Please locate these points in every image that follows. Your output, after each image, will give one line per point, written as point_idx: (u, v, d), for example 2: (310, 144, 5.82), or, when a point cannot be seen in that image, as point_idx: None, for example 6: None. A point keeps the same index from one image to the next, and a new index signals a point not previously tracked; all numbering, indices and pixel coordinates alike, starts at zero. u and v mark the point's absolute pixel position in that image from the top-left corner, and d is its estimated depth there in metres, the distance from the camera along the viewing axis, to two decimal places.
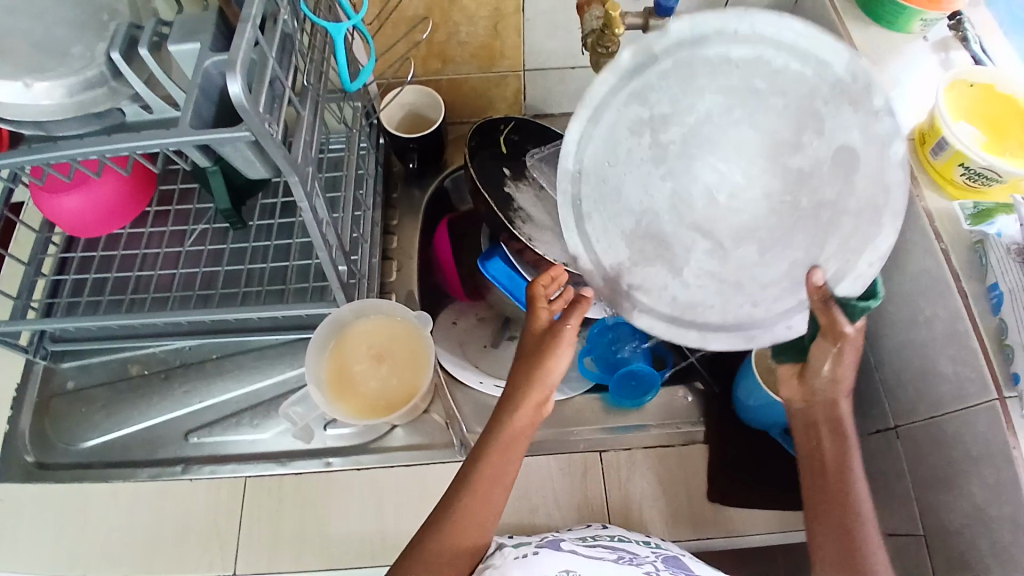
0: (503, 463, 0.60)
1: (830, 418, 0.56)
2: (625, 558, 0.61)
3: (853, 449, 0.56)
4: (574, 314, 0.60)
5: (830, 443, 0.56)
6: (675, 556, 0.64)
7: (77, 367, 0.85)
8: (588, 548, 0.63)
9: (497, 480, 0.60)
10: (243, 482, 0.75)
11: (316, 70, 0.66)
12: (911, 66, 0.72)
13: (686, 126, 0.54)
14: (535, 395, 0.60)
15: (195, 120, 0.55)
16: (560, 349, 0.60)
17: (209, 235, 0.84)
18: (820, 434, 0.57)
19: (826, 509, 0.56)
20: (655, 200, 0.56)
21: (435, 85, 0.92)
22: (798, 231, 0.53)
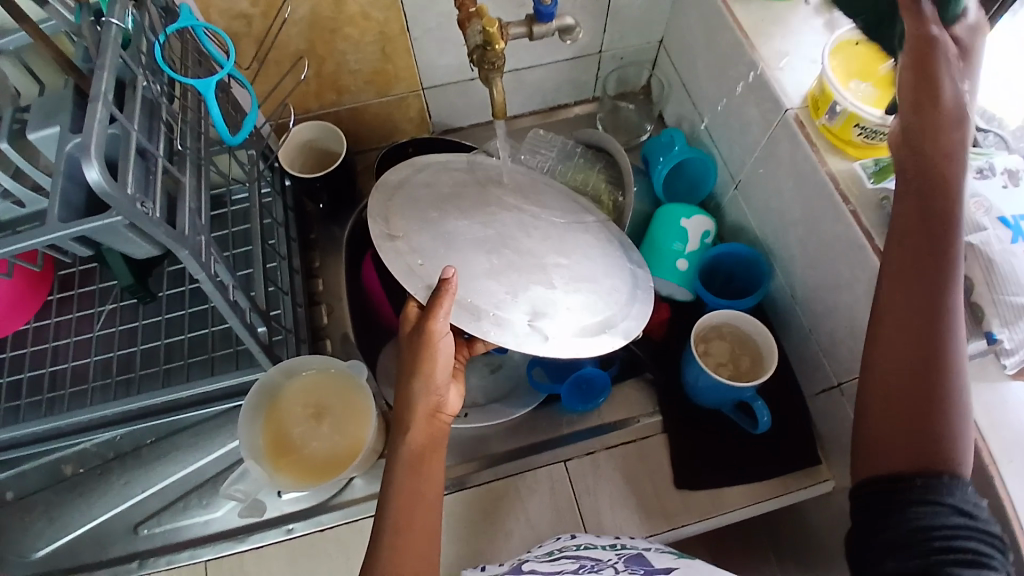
0: (425, 450, 0.58)
1: (923, 189, 0.50)
2: (586, 566, 0.59)
3: (955, 244, 0.50)
4: (443, 303, 0.54)
5: (930, 227, 0.50)
6: (638, 554, 0.62)
7: (11, 476, 0.79)
8: (551, 565, 0.61)
9: (417, 473, 0.57)
10: (203, 567, 0.73)
11: (194, 129, 0.63)
12: (795, 33, 0.73)
13: (467, 191, 0.68)
14: (424, 403, 0.58)
15: (65, 210, 0.51)
16: (442, 346, 0.57)
17: (119, 314, 0.80)
18: (921, 224, 0.50)
19: (896, 281, 0.50)
20: (499, 237, 0.63)
21: (335, 117, 0.89)
22: (597, 251, 0.67)
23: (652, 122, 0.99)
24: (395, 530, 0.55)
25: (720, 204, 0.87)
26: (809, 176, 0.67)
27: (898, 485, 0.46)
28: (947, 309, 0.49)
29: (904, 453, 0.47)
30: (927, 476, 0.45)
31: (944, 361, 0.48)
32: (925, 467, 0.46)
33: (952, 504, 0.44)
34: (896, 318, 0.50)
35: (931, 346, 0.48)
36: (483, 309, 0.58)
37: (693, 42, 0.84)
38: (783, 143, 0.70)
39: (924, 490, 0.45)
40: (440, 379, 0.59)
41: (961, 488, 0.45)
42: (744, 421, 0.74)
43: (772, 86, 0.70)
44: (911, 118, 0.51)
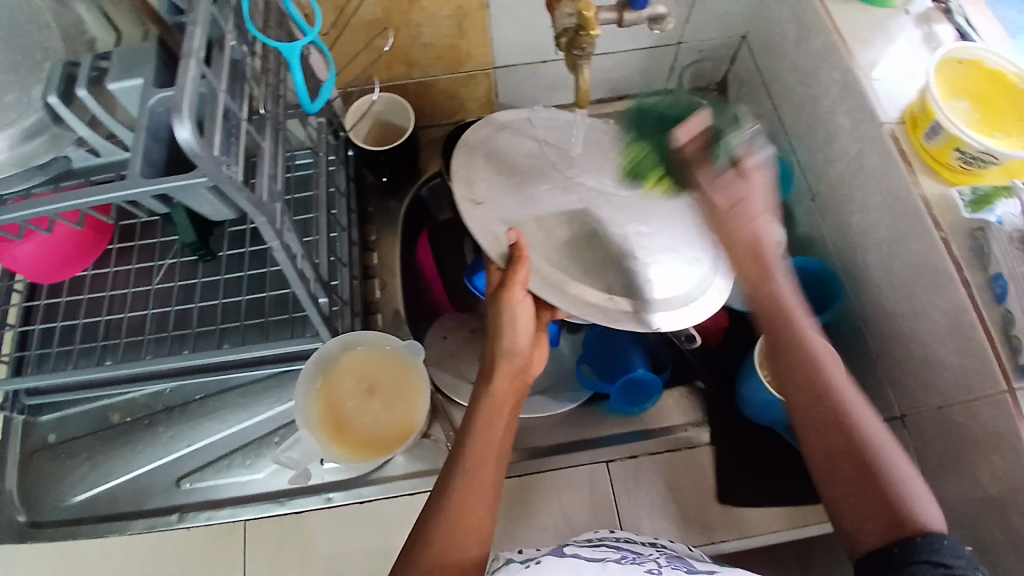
0: (498, 411, 0.59)
1: (773, 303, 0.58)
2: (628, 557, 0.58)
3: (822, 344, 0.58)
4: (519, 269, 0.62)
5: (784, 323, 0.58)
6: (680, 557, 0.60)
7: (57, 418, 0.81)
8: (592, 551, 0.58)
9: (493, 427, 0.58)
10: (242, 526, 0.73)
11: (273, 94, 0.61)
12: (894, 43, 0.68)
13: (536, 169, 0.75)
14: (505, 362, 0.61)
15: (146, 167, 0.51)
16: (521, 307, 0.62)
17: (177, 270, 0.80)
18: (795, 336, 0.57)
19: (804, 393, 0.56)
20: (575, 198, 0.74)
21: (401, 89, 0.87)
22: (672, 221, 0.72)
23: None
24: (464, 481, 0.55)
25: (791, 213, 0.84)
26: (898, 196, 0.64)
27: (885, 556, 0.48)
28: (851, 406, 0.55)
29: (875, 535, 0.50)
30: (903, 543, 0.48)
31: (873, 447, 0.53)
32: (899, 535, 0.49)
33: (934, 562, 0.46)
34: (817, 417, 0.55)
35: (858, 438, 0.53)
36: (566, 281, 0.68)
37: (782, 41, 0.80)
38: (873, 158, 0.67)
39: (905, 557, 0.47)
40: (524, 340, 0.62)
41: (944, 538, 0.47)
42: None
43: (869, 97, 0.66)
44: (741, 239, 0.60)
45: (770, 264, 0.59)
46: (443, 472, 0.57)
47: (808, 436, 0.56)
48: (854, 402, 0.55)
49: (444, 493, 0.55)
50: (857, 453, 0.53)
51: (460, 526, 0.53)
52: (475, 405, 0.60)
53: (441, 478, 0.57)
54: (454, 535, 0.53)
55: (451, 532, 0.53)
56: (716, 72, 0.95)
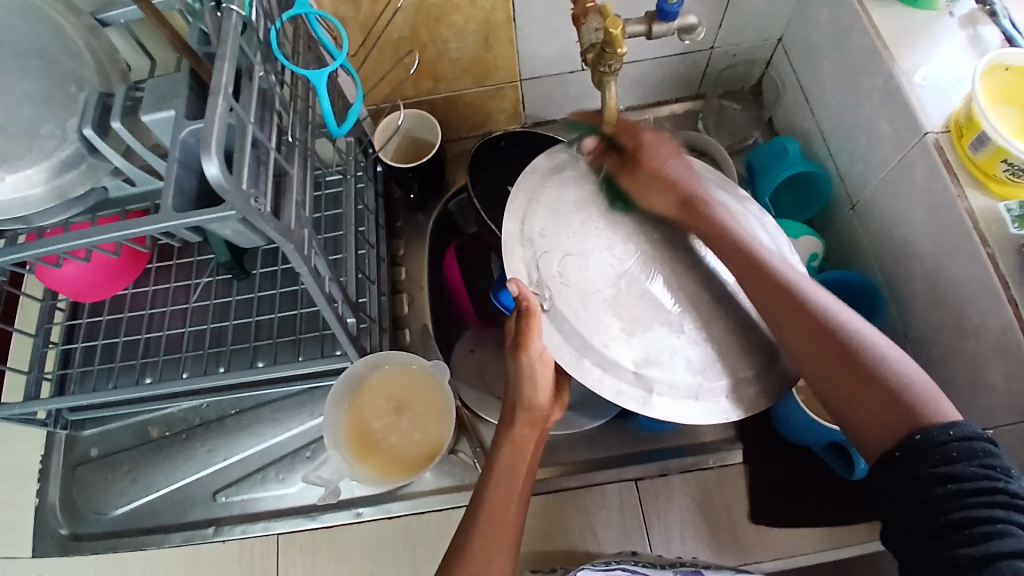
0: (521, 454, 0.61)
1: (688, 211, 0.58)
2: None
3: (743, 232, 0.58)
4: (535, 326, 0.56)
5: (717, 231, 0.57)
6: (696, 571, 0.61)
7: (99, 432, 0.84)
8: (609, 574, 0.59)
9: (516, 469, 0.60)
10: (276, 540, 0.75)
11: (301, 120, 0.62)
12: (939, 43, 0.65)
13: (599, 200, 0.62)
14: (531, 410, 0.62)
15: (178, 198, 0.52)
16: (541, 363, 0.59)
17: (214, 288, 0.82)
18: (732, 240, 0.56)
19: (755, 286, 0.54)
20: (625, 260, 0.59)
21: (428, 104, 0.87)
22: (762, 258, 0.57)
23: (759, 128, 0.93)
24: (487, 526, 0.57)
25: (830, 223, 0.82)
26: (943, 209, 0.61)
27: (895, 463, 0.45)
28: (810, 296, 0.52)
29: (886, 428, 0.46)
30: (907, 443, 0.45)
31: (844, 333, 0.50)
32: (912, 421, 0.45)
33: (942, 475, 0.43)
34: (784, 309, 0.52)
35: (825, 322, 0.51)
36: (591, 345, 0.56)
37: (821, 45, 0.77)
38: (918, 168, 0.64)
39: (914, 466, 0.44)
40: (540, 394, 0.61)
41: (949, 428, 0.44)
42: (838, 463, 0.69)
43: (912, 104, 0.64)
44: (660, 191, 0.59)
45: (688, 190, 0.59)
46: (469, 515, 0.59)
47: (778, 333, 0.53)
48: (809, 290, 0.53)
49: (470, 532, 0.57)
50: (830, 342, 0.50)
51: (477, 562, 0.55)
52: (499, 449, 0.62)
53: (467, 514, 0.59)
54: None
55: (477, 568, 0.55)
56: (750, 76, 0.93)
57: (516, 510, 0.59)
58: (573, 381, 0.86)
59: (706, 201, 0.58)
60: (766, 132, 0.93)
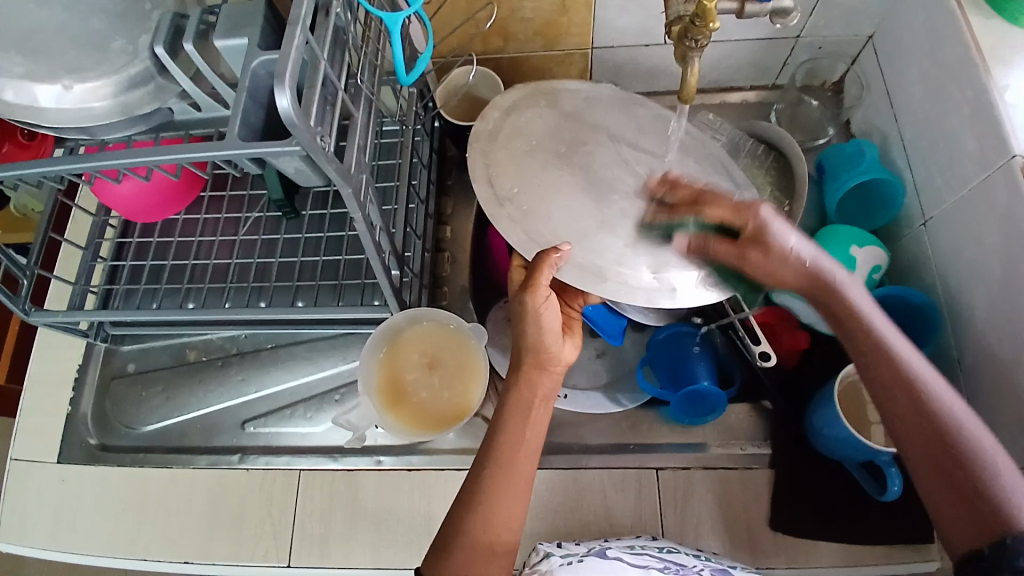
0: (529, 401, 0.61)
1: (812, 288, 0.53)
2: (672, 567, 0.57)
3: (868, 303, 0.52)
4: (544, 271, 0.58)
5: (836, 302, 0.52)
6: (723, 568, 0.58)
7: (137, 349, 0.87)
8: (635, 555, 0.58)
9: (522, 414, 0.61)
10: (297, 475, 0.77)
11: (370, 63, 0.61)
12: None
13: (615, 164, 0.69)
14: (539, 354, 0.62)
15: (244, 129, 0.52)
16: (544, 307, 0.60)
17: (262, 224, 0.83)
18: (856, 317, 0.51)
19: (875, 369, 0.50)
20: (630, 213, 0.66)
21: (494, 63, 0.85)
22: None
23: (835, 126, 0.89)
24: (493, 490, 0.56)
25: (897, 234, 0.78)
26: (1022, 237, 0.58)
27: (978, 562, 0.42)
28: (931, 389, 0.48)
29: (966, 529, 0.43)
30: (995, 545, 0.41)
31: (956, 432, 0.46)
32: (1002, 526, 0.42)
33: (1017, 562, 0.40)
34: (895, 389, 0.48)
35: (939, 417, 0.46)
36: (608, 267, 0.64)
37: (914, 49, 0.72)
38: (999, 190, 0.61)
39: (995, 558, 0.41)
40: (550, 340, 0.62)
41: None
42: (869, 484, 0.68)
43: (1003, 124, 0.59)
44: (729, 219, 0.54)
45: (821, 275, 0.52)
46: (475, 470, 0.58)
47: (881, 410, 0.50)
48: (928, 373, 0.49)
49: (477, 479, 0.57)
50: (938, 438, 0.46)
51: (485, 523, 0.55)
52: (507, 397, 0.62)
53: (476, 461, 0.59)
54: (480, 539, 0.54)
55: (484, 524, 0.55)
56: (832, 71, 0.88)
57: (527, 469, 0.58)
58: (604, 362, 0.85)
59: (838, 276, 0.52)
60: (842, 132, 0.89)
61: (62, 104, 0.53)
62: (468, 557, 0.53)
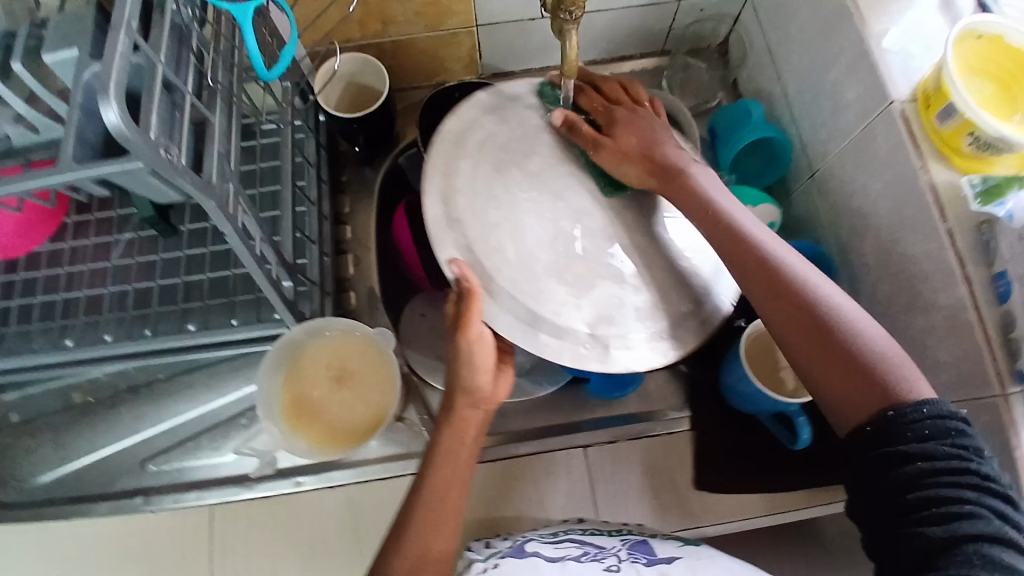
0: (461, 439, 0.58)
1: (684, 187, 0.57)
2: (588, 554, 0.56)
3: (740, 216, 0.56)
4: (469, 310, 0.52)
5: (703, 215, 0.56)
6: (643, 541, 0.59)
7: (20, 398, 0.78)
8: (554, 547, 0.57)
9: (457, 453, 0.58)
10: (208, 511, 0.71)
11: (226, 60, 0.56)
12: (906, 11, 0.63)
13: None
14: (470, 390, 0.58)
15: (78, 148, 0.46)
16: (481, 341, 0.55)
17: (137, 245, 0.76)
18: (726, 224, 0.56)
19: (745, 271, 0.54)
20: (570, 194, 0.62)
21: (378, 49, 0.81)
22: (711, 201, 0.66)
23: (725, 90, 0.90)
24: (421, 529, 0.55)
25: (788, 189, 0.81)
26: (905, 183, 0.60)
27: (868, 444, 0.46)
28: (815, 288, 0.52)
29: (863, 409, 0.47)
30: (880, 420, 0.46)
31: (835, 320, 0.50)
32: (888, 398, 0.47)
33: (913, 453, 0.44)
34: (777, 295, 0.52)
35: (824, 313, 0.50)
36: (543, 317, 0.54)
37: (791, 4, 0.74)
38: (881, 139, 0.62)
39: (892, 448, 0.45)
40: (484, 377, 0.58)
41: (924, 407, 0.46)
42: (783, 434, 0.69)
43: (879, 70, 0.62)
44: (629, 162, 0.58)
45: (699, 190, 0.57)
46: (408, 500, 0.56)
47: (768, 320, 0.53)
48: (804, 272, 0.53)
49: (408, 519, 0.55)
50: (823, 333, 0.50)
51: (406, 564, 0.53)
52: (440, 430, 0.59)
53: (408, 500, 0.57)
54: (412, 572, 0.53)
55: (415, 556, 0.53)
56: (717, 34, 0.89)
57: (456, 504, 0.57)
58: None
59: (716, 202, 0.56)
60: (731, 94, 0.91)
61: None
62: (407, 547, 0.54)
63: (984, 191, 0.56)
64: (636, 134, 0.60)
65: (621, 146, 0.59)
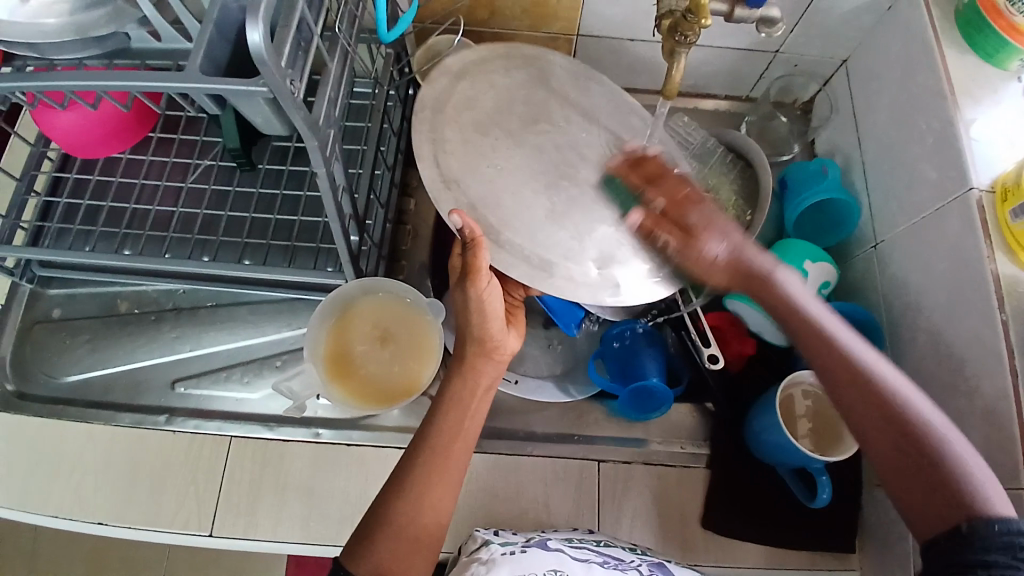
0: (453, 437, 0.58)
1: (762, 283, 0.52)
2: (611, 562, 0.57)
3: (808, 298, 0.53)
4: (478, 255, 0.59)
5: (773, 300, 0.53)
6: (661, 562, 0.60)
7: (65, 295, 0.80)
8: (576, 549, 0.59)
9: (463, 410, 0.59)
10: (228, 442, 0.73)
11: (350, 13, 0.58)
12: (1001, 103, 0.64)
13: None
14: (482, 339, 0.62)
15: (207, 64, 0.48)
16: (490, 290, 0.62)
17: (214, 172, 0.78)
18: (793, 307, 0.52)
19: (816, 355, 0.51)
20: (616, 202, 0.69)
21: (477, 37, 0.83)
22: None
23: (799, 144, 0.91)
24: (418, 491, 0.55)
25: (848, 253, 0.81)
26: (969, 267, 0.61)
27: (938, 550, 0.44)
28: (891, 387, 0.49)
29: (937, 518, 0.45)
30: (953, 533, 0.44)
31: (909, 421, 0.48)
32: (966, 510, 0.44)
33: (978, 562, 0.42)
34: (848, 388, 0.50)
35: (894, 412, 0.48)
36: (555, 262, 0.64)
37: (885, 75, 0.75)
38: (952, 220, 0.63)
39: (955, 552, 0.43)
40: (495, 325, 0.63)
41: (997, 521, 0.42)
42: (800, 491, 0.70)
43: (963, 156, 0.62)
44: (714, 266, 0.53)
45: (771, 281, 0.52)
46: (405, 462, 0.57)
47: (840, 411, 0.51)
48: (875, 364, 0.50)
49: (405, 477, 0.56)
50: (899, 435, 0.48)
51: (403, 518, 0.54)
52: (427, 430, 0.58)
53: (404, 460, 0.57)
54: (402, 535, 0.53)
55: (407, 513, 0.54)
56: (804, 90, 0.90)
57: (454, 473, 0.57)
58: (556, 353, 0.85)
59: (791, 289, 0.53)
60: (806, 151, 0.91)
61: (15, 17, 0.49)
62: (390, 551, 0.52)
63: None
64: (721, 275, 0.53)
65: (693, 237, 0.53)
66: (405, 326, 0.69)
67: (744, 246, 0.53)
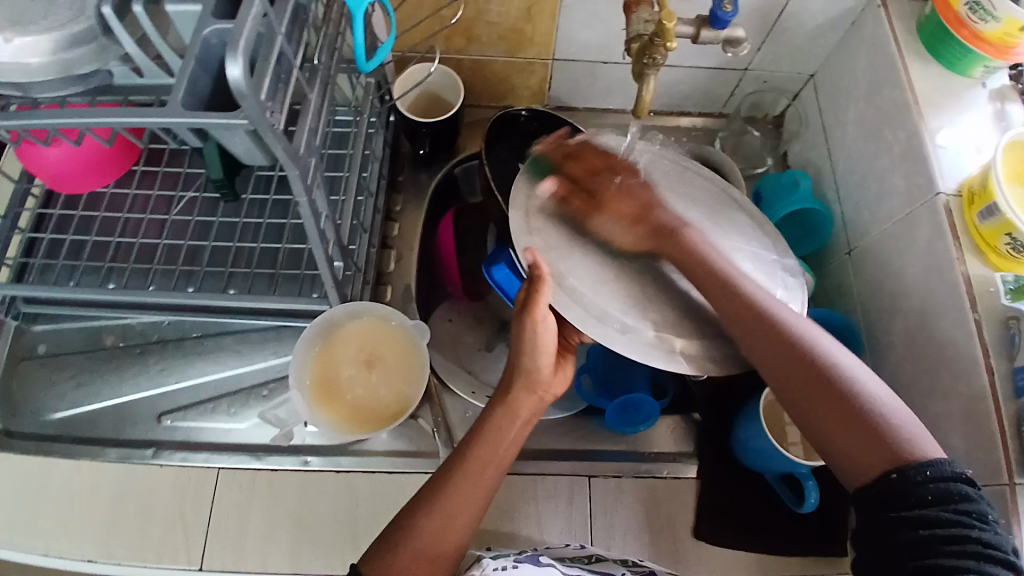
0: (486, 464, 0.58)
1: (679, 250, 0.55)
2: None
3: (724, 261, 0.55)
4: (541, 294, 0.55)
5: (692, 265, 0.54)
6: None
7: (50, 330, 0.80)
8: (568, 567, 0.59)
9: (502, 436, 0.60)
10: (216, 473, 0.72)
11: (328, 45, 0.60)
12: (965, 112, 0.66)
13: None
14: (529, 375, 0.61)
15: (188, 98, 0.49)
16: (545, 327, 0.58)
17: (197, 205, 0.79)
18: (710, 270, 0.54)
19: (738, 322, 0.52)
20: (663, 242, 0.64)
21: (455, 64, 0.85)
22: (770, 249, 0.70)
23: (773, 158, 0.94)
24: (451, 507, 0.56)
25: (824, 261, 0.83)
26: (940, 271, 0.62)
27: (873, 509, 0.45)
28: (814, 347, 0.50)
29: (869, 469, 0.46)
30: (883, 482, 0.45)
31: (834, 372, 0.49)
32: (894, 460, 0.45)
33: (918, 521, 0.42)
34: (771, 347, 0.51)
35: (821, 363, 0.49)
36: (610, 314, 0.54)
37: (851, 89, 0.78)
38: (922, 226, 0.65)
39: (892, 511, 0.44)
40: (545, 363, 0.61)
41: (927, 467, 0.44)
42: (788, 497, 0.71)
43: (930, 162, 0.64)
44: (625, 228, 0.57)
45: (702, 250, 0.55)
46: (440, 476, 0.58)
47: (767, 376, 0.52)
48: (792, 320, 0.52)
49: (439, 489, 0.57)
50: (825, 387, 0.49)
51: (433, 528, 0.55)
52: (461, 455, 0.58)
53: (438, 472, 0.58)
54: (428, 549, 0.54)
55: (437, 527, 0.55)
56: (774, 106, 0.93)
57: (488, 490, 0.58)
58: None
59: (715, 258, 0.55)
60: (779, 164, 0.94)
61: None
62: (410, 563, 0.53)
63: (1015, 288, 0.58)
64: (631, 237, 0.57)
65: (632, 219, 0.57)
66: (403, 345, 0.71)
67: (669, 223, 0.57)
